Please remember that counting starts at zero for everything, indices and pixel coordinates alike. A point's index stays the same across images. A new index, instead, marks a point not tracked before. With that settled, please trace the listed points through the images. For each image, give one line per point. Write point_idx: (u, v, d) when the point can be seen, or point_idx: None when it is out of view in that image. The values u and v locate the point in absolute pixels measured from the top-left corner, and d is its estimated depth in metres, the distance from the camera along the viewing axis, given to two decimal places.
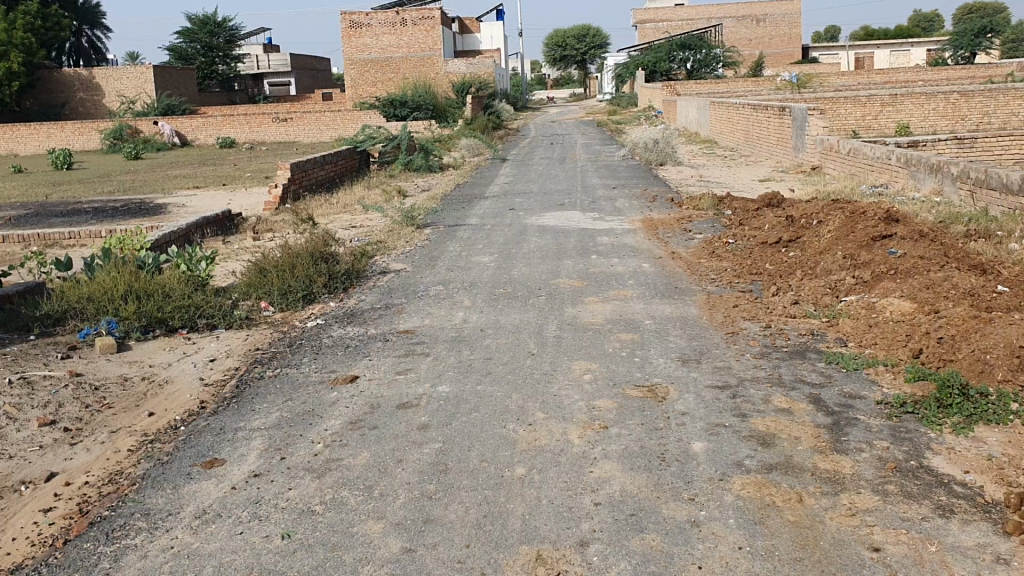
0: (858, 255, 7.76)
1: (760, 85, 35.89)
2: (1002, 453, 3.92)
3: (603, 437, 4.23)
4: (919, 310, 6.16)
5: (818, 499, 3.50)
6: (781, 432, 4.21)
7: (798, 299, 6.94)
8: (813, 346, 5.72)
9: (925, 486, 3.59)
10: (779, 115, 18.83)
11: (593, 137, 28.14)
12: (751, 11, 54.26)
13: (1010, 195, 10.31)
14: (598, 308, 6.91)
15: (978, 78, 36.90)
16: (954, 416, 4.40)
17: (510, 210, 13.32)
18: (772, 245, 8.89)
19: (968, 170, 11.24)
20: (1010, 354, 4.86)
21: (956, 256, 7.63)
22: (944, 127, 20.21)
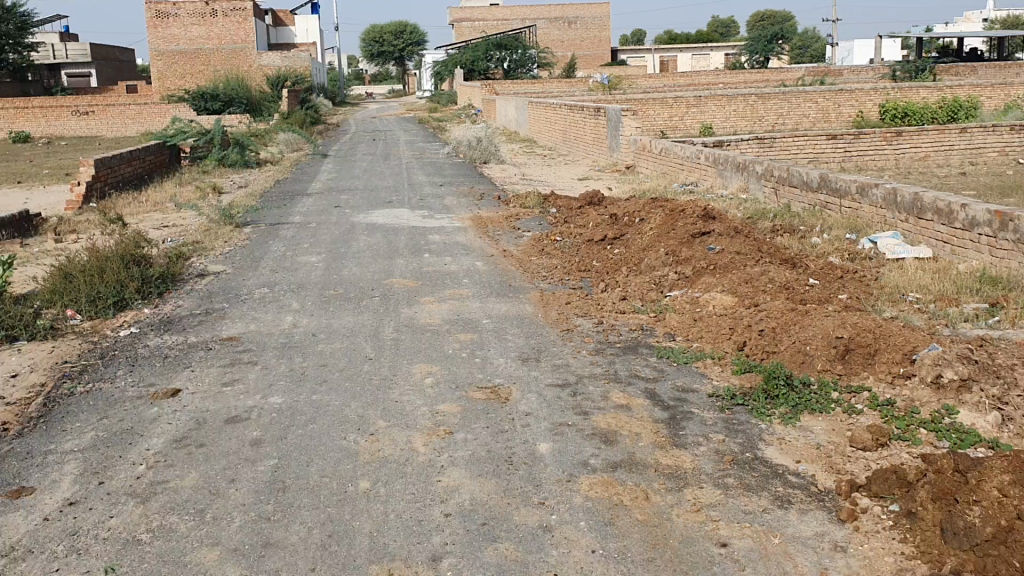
0: (680, 250, 8.01)
1: (574, 86, 36.73)
2: (828, 441, 4.10)
3: (448, 444, 4.13)
4: (740, 303, 6.41)
5: (663, 496, 3.54)
6: (622, 428, 4.24)
7: (626, 294, 7.07)
8: (644, 341, 5.83)
9: (763, 478, 3.69)
10: (593, 116, 19.34)
11: (415, 134, 28.02)
12: (563, 13, 55.54)
13: (810, 192, 10.97)
14: (433, 308, 6.81)
15: (771, 82, 39.21)
16: (781, 406, 4.57)
17: (335, 207, 13.02)
18: (597, 242, 9.05)
19: (771, 168, 11.87)
20: (827, 344, 5.12)
21: (769, 251, 8.01)
22: (744, 128, 21.23)
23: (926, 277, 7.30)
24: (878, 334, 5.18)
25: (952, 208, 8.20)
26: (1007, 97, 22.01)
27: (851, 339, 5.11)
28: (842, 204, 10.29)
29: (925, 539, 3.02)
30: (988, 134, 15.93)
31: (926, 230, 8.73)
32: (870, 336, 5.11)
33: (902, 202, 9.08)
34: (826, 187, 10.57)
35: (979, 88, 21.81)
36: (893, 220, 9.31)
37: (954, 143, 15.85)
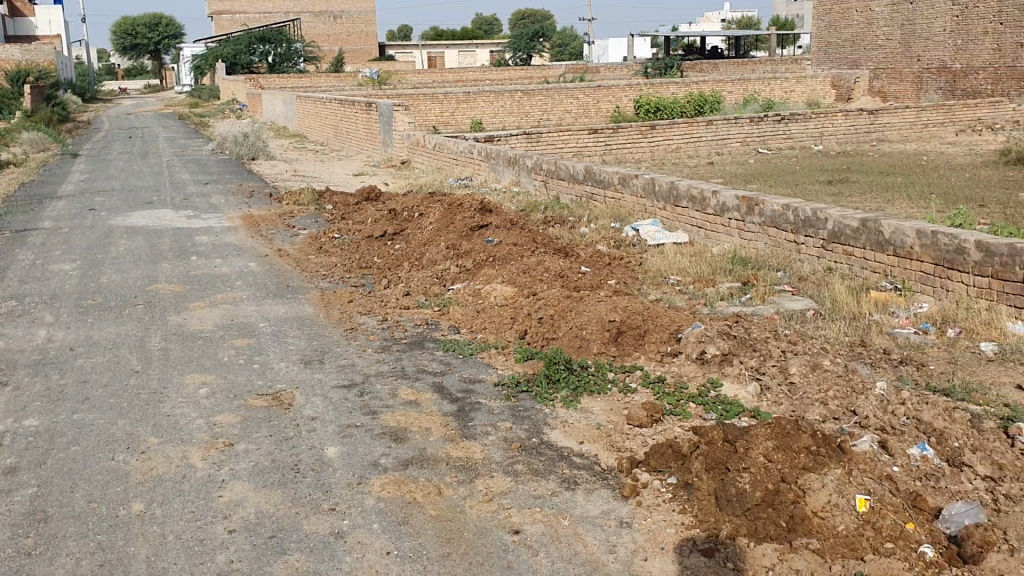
0: (458, 244, 8.07)
1: (342, 81, 36.22)
2: (608, 421, 4.24)
3: (229, 456, 3.94)
4: (519, 293, 6.52)
5: (455, 488, 3.52)
6: (411, 424, 4.19)
7: (408, 289, 7.00)
8: (429, 335, 5.79)
9: (550, 461, 3.76)
10: (365, 111, 19.12)
11: (175, 130, 26.59)
12: (328, 7, 54.62)
13: (577, 184, 11.38)
14: (204, 314, 6.47)
15: (534, 78, 40.39)
16: (563, 390, 4.68)
17: (89, 211, 12.07)
18: (376, 238, 8.94)
19: (540, 162, 12.20)
20: (602, 328, 5.32)
21: (543, 241, 8.22)
22: (512, 124, 21.78)
23: (686, 260, 7.74)
24: (647, 316, 5.47)
25: (704, 195, 8.76)
26: (745, 93, 23.80)
27: (623, 322, 5.36)
28: (606, 194, 10.74)
29: (702, 508, 3.18)
30: (731, 126, 17.14)
31: (682, 216, 9.28)
32: (639, 319, 5.38)
33: (660, 191, 9.61)
34: (591, 180, 11.00)
35: (722, 84, 23.44)
36: (652, 207, 9.82)
37: (702, 135, 16.96)
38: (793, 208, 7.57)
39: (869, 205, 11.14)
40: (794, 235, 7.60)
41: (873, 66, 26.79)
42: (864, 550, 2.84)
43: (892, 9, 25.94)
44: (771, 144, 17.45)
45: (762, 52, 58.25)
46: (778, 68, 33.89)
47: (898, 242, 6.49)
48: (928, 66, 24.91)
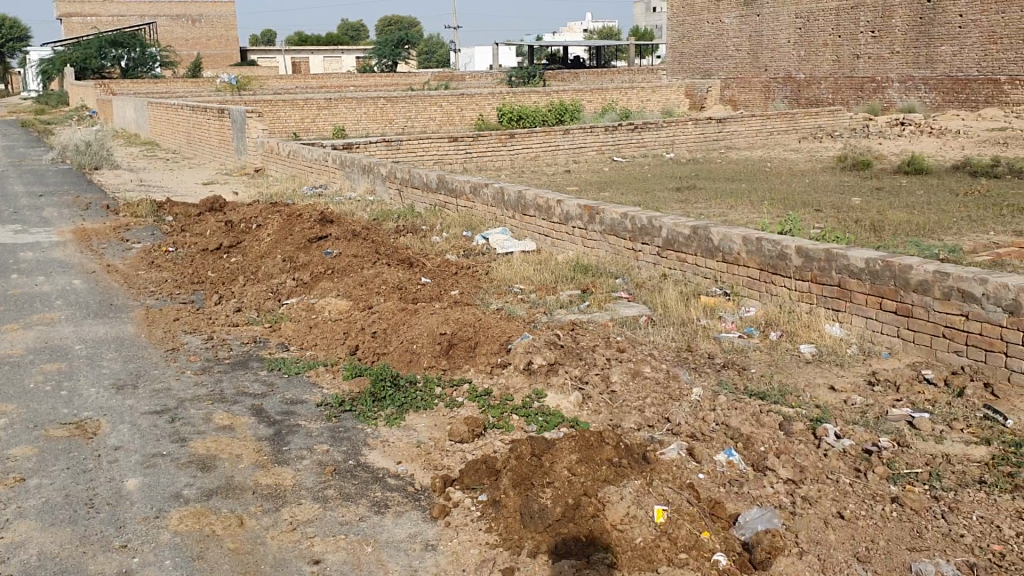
0: (296, 257, 7.86)
1: (200, 86, 35.01)
2: (429, 438, 4.14)
3: (18, 493, 3.67)
4: (354, 307, 6.38)
5: (259, 518, 3.37)
6: (221, 452, 4.01)
7: (240, 305, 6.73)
8: (255, 353, 5.56)
9: (362, 485, 3.64)
10: (218, 117, 18.52)
11: (16, 139, 25.13)
12: (184, 11, 52.75)
13: (430, 192, 11.30)
14: (15, 337, 6.05)
15: (399, 85, 40.13)
16: (387, 407, 4.54)
17: None
18: (212, 250, 8.61)
19: (393, 170, 12.06)
20: (433, 341, 5.24)
21: (385, 252, 8.09)
22: (374, 130, 21.37)
23: (530, 268, 7.77)
24: (478, 327, 5.42)
25: (550, 204, 8.82)
26: (604, 101, 24.21)
27: (454, 334, 5.30)
28: (458, 203, 10.70)
29: (508, 525, 3.15)
30: (587, 135, 17.35)
31: (530, 224, 9.32)
32: (470, 330, 5.33)
33: (509, 200, 9.63)
34: (444, 188, 10.95)
35: (582, 93, 23.77)
36: (503, 216, 9.83)
37: (560, 143, 17.14)
38: (631, 216, 7.68)
39: (713, 212, 11.44)
40: (632, 241, 7.72)
41: (725, 76, 27.74)
42: (659, 562, 2.91)
43: (740, 21, 26.89)
44: (625, 151, 17.78)
45: (622, 61, 59.63)
46: (637, 77, 34.69)
47: (727, 248, 6.68)
48: (775, 76, 25.97)
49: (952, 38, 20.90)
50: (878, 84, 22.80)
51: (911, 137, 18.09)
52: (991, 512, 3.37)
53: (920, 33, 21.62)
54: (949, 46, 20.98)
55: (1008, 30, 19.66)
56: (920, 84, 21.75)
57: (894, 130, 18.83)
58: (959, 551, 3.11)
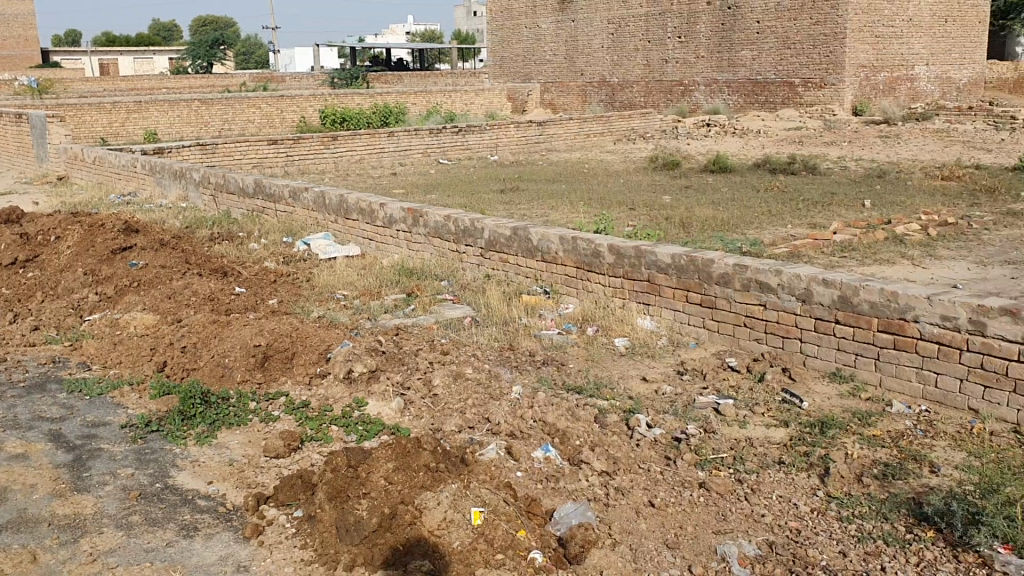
0: (99, 270, 7.43)
1: None
2: (242, 455, 3.99)
3: None
4: (163, 321, 6.08)
5: (54, 552, 3.15)
6: (13, 483, 3.72)
7: (37, 323, 6.28)
8: (53, 375, 5.20)
9: (170, 508, 3.47)
10: (15, 122, 17.27)
11: None
12: None
13: (247, 198, 10.96)
14: None
15: (216, 87, 38.74)
16: (198, 425, 4.35)
17: None
18: (5, 265, 7.99)
19: (207, 175, 11.59)
20: (247, 354, 5.05)
21: (197, 261, 7.77)
22: (190, 134, 20.55)
23: (353, 274, 7.66)
24: (295, 338, 5.28)
25: (372, 207, 8.72)
26: (427, 104, 24.18)
27: (269, 346, 5.14)
28: (277, 208, 10.42)
29: (323, 540, 3.10)
30: (411, 137, 17.29)
31: (352, 228, 9.18)
32: (286, 341, 5.19)
33: (329, 204, 9.46)
34: (262, 194, 10.64)
35: (404, 95, 23.64)
36: (323, 221, 9.64)
37: (384, 146, 17.00)
38: (453, 219, 7.70)
39: (535, 212, 11.63)
40: (454, 244, 7.75)
41: (544, 80, 28.30)
42: (476, 564, 2.95)
43: (556, 25, 27.48)
44: (450, 154, 17.80)
45: (445, 64, 59.95)
46: (459, 80, 34.90)
47: (546, 247, 6.80)
48: (591, 79, 26.74)
49: (751, 43, 22.12)
50: (686, 87, 23.87)
51: (718, 137, 19.04)
52: (789, 491, 3.64)
53: (722, 38, 22.76)
54: (749, 51, 22.19)
55: (800, 36, 21.05)
56: (724, 86, 22.91)
57: (702, 131, 19.74)
58: (760, 529, 3.33)
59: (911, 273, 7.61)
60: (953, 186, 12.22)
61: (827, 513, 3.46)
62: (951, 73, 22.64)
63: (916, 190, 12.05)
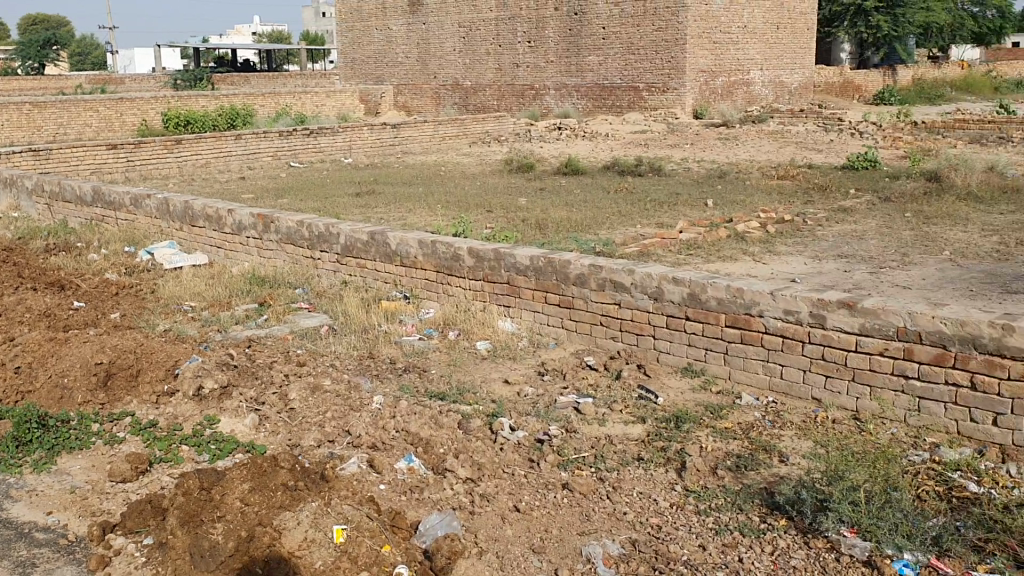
0: None
1: None
2: (85, 482, 3.75)
3: None
4: None
5: None
6: None
7: None
8: None
9: (5, 544, 3.23)
10: None
11: None
12: None
13: (84, 206, 10.39)
14: None
15: (48, 89, 36.64)
16: (35, 452, 4.07)
17: None
18: None
19: (41, 182, 10.92)
20: (87, 374, 4.77)
21: (30, 275, 7.30)
22: (20, 139, 19.34)
23: (202, 284, 7.37)
24: (140, 354, 5.02)
25: (220, 213, 8.42)
26: (277, 106, 23.60)
27: (112, 364, 4.86)
28: (118, 216, 9.92)
29: (176, 569, 2.96)
30: (261, 140, 16.83)
31: (199, 236, 8.83)
32: (131, 358, 4.93)
33: (175, 211, 9.07)
34: (101, 201, 10.11)
35: (251, 97, 22.98)
36: (169, 229, 9.24)
37: (232, 150, 16.48)
38: (307, 224, 7.52)
39: (390, 216, 11.51)
40: (309, 250, 7.56)
41: (396, 82, 28.09)
42: None
43: (407, 28, 27.31)
44: (301, 157, 17.41)
45: (293, 66, 58.68)
46: (309, 82, 34.24)
47: (403, 252, 6.72)
48: (443, 82, 26.72)
49: (597, 48, 22.63)
50: (536, 91, 24.19)
51: (569, 140, 19.37)
52: (649, 487, 3.72)
53: (570, 43, 23.18)
54: (596, 56, 22.70)
55: (644, 42, 21.70)
56: (573, 90, 23.34)
57: (553, 133, 20.03)
58: (623, 527, 3.38)
59: (752, 269, 7.95)
60: (788, 185, 12.85)
61: (685, 507, 3.56)
62: (783, 78, 23.85)
63: (755, 189, 12.61)
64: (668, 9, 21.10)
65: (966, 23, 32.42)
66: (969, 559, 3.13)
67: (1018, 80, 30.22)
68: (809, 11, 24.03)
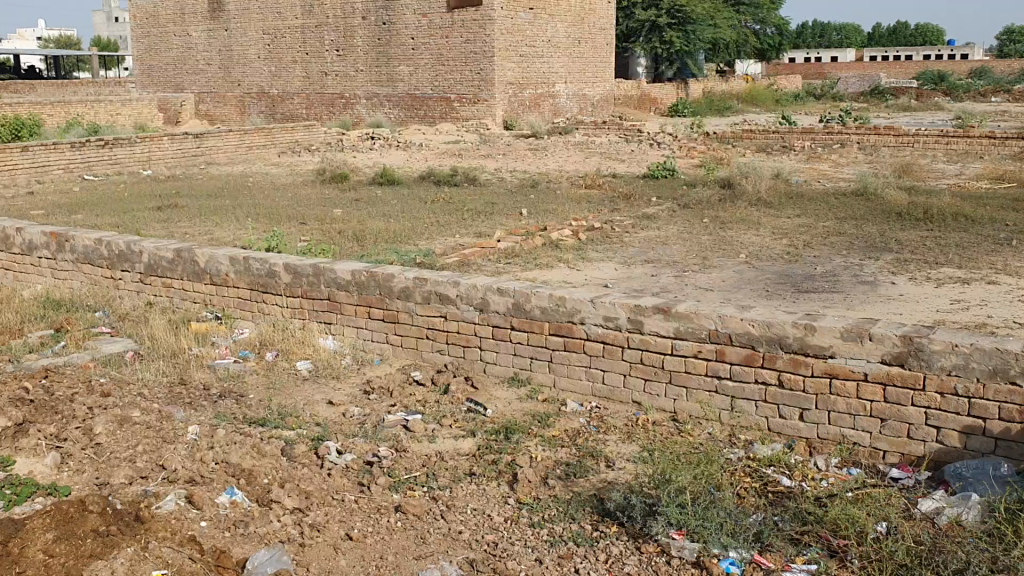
0: None
1: None
2: None
3: None
4: None
5: None
6: None
7: None
8: None
9: None
10: None
11: None
12: None
13: None
14: None
15: None
16: None
17: None
18: None
19: None
20: None
21: None
22: None
23: None
24: None
25: (7, 232, 7.75)
26: (66, 115, 22.09)
27: None
28: None
29: None
30: (50, 152, 15.69)
31: None
32: None
33: None
34: None
35: (37, 106, 21.40)
36: None
37: (17, 162, 15.28)
38: (105, 242, 7.04)
39: (196, 231, 10.97)
40: (110, 270, 7.08)
41: (198, 90, 26.92)
42: None
43: (208, 35, 26.22)
44: (96, 170, 16.38)
45: (82, 72, 55.19)
46: (102, 90, 32.29)
47: (214, 270, 6.40)
48: (248, 91, 25.85)
49: (407, 58, 22.58)
50: (346, 101, 23.84)
51: (381, 150, 19.18)
52: (482, 502, 3.69)
53: (379, 53, 22.98)
54: (405, 66, 22.64)
55: (453, 53, 21.85)
56: (383, 100, 23.16)
57: (365, 143, 19.77)
58: (459, 548, 3.34)
59: (567, 276, 8.11)
60: (595, 194, 13.22)
61: (519, 520, 3.55)
62: (586, 90, 24.64)
63: (565, 198, 12.90)
64: (476, 21, 21.36)
65: (749, 40, 34.67)
66: (788, 551, 3.28)
67: (795, 94, 32.60)
68: (609, 26, 24.95)
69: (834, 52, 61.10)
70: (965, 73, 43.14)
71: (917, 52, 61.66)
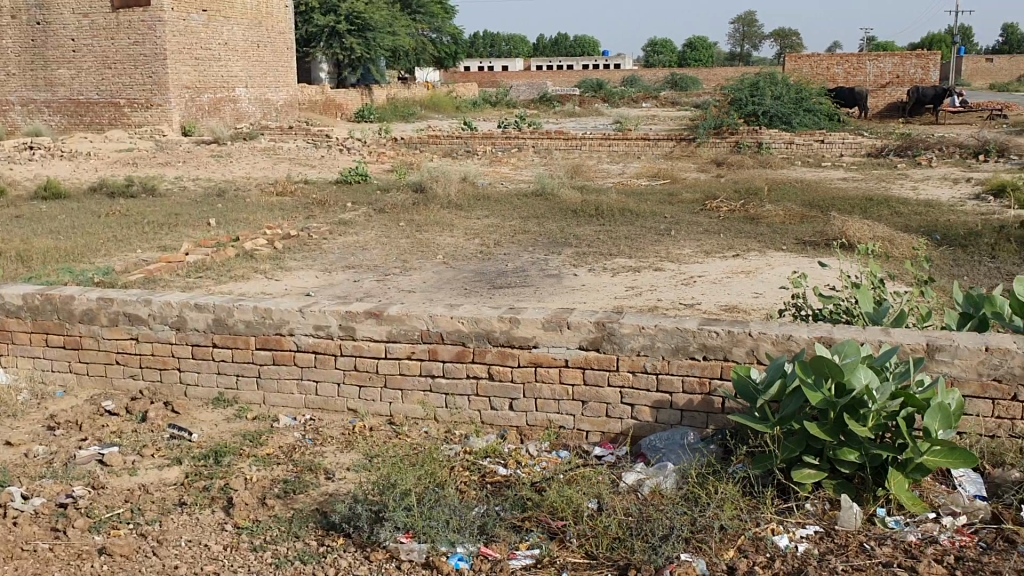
0: None
1: None
2: None
3: None
4: None
5: None
6: None
7: None
8: None
9: None
10: None
11: None
12: None
13: None
14: None
15: None
16: None
17: None
18: None
19: None
20: None
21: None
22: None
23: None
24: None
25: None
26: None
27: None
28: None
29: None
30: None
31: None
32: None
33: None
34: None
35: None
36: None
37: None
38: None
39: None
40: None
41: None
42: None
43: None
44: None
45: None
46: None
47: None
48: None
49: (68, 61, 20.70)
50: None
51: (43, 161, 17.43)
52: (196, 533, 3.47)
53: (33, 56, 20.86)
54: (66, 69, 20.75)
55: (120, 55, 20.34)
56: (42, 106, 21.09)
57: (24, 154, 17.87)
58: None
59: (266, 287, 7.85)
60: (287, 201, 12.91)
61: (239, 546, 3.38)
62: (268, 95, 24.03)
63: (255, 206, 12.48)
64: (144, 22, 20.03)
65: (426, 47, 35.54)
66: (512, 539, 3.38)
67: (473, 100, 33.86)
68: (287, 29, 24.49)
69: (504, 61, 64.26)
70: (618, 82, 47.02)
71: (577, 61, 66.42)
